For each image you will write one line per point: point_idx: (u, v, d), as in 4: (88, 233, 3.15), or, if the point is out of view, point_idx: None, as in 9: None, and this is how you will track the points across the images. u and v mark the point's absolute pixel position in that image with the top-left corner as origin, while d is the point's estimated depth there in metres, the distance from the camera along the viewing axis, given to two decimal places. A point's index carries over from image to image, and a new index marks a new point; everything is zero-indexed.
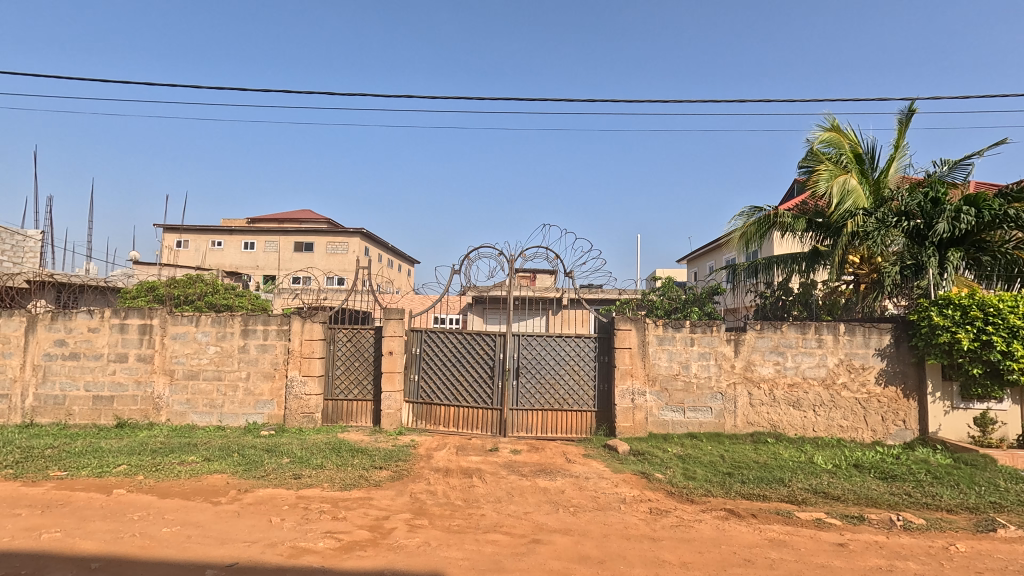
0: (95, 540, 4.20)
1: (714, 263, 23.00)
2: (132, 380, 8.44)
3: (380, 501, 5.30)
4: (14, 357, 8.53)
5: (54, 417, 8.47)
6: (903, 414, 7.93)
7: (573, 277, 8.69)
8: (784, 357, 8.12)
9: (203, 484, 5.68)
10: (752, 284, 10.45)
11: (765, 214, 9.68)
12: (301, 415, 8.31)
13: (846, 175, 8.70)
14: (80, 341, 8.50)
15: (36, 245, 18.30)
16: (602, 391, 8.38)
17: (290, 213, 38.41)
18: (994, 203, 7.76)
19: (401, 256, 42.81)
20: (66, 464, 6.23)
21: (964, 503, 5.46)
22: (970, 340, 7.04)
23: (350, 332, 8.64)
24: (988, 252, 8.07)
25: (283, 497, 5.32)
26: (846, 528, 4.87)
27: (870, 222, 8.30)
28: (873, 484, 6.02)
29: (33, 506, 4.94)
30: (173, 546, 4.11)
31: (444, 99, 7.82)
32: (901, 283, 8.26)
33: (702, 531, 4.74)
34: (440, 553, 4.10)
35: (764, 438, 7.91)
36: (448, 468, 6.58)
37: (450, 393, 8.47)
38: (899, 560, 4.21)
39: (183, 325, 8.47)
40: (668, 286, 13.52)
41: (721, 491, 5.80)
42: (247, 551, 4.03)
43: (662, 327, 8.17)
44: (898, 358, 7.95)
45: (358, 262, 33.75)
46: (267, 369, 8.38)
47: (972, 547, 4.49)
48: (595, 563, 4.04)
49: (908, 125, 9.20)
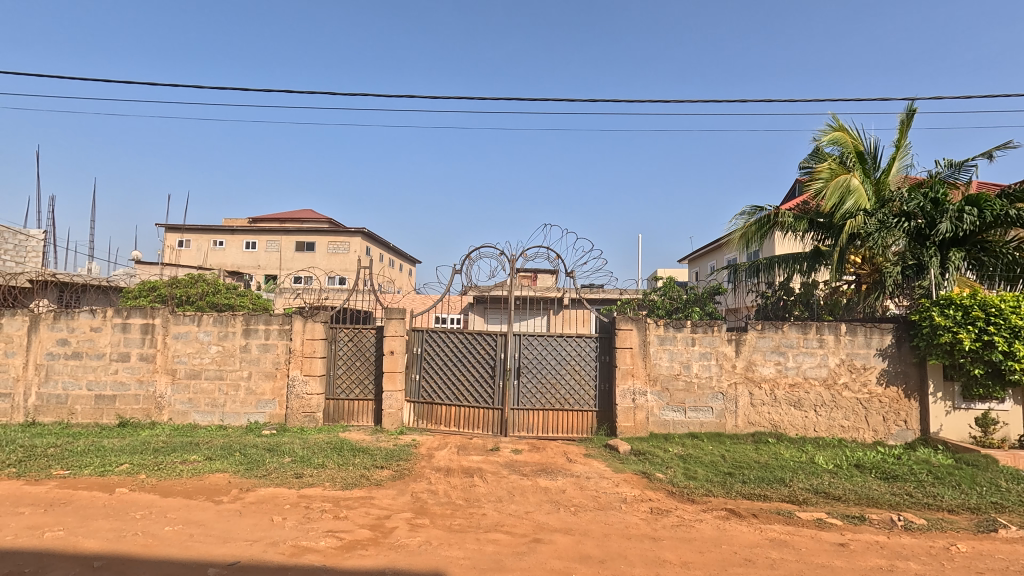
0: (98, 538, 4.22)
1: (715, 262, 22.98)
2: (135, 379, 8.46)
3: (381, 500, 5.31)
4: (17, 356, 8.56)
5: (57, 416, 8.49)
6: (905, 414, 7.92)
7: (575, 277, 8.68)
8: (785, 357, 8.12)
9: (205, 483, 5.69)
10: (753, 284, 10.45)
11: (765, 214, 9.67)
12: (303, 415, 8.33)
13: (846, 176, 8.65)
14: (82, 340, 8.52)
15: (39, 245, 18.35)
16: (603, 391, 8.39)
17: (292, 213, 38.42)
18: (995, 203, 7.69)
19: (402, 255, 42.83)
20: (69, 463, 6.25)
21: (966, 504, 5.46)
22: (972, 340, 7.03)
23: (351, 331, 8.65)
24: (990, 252, 8.07)
25: (285, 496, 5.34)
26: (847, 528, 4.87)
27: (871, 222, 8.32)
28: (875, 484, 6.02)
29: (37, 504, 4.96)
30: (175, 545, 4.13)
31: (446, 99, 7.75)
32: (903, 283, 8.26)
33: (702, 531, 4.74)
34: (441, 552, 4.11)
35: (765, 438, 7.91)
36: (449, 467, 6.59)
37: (451, 392, 8.48)
38: (900, 560, 4.21)
39: (185, 324, 8.49)
40: (669, 286, 13.52)
41: (722, 490, 5.80)
42: (249, 550, 4.04)
43: (663, 326, 8.17)
44: (900, 358, 7.95)
45: (359, 262, 33.78)
46: (269, 369, 8.40)
47: (974, 547, 4.48)
48: (596, 562, 4.04)
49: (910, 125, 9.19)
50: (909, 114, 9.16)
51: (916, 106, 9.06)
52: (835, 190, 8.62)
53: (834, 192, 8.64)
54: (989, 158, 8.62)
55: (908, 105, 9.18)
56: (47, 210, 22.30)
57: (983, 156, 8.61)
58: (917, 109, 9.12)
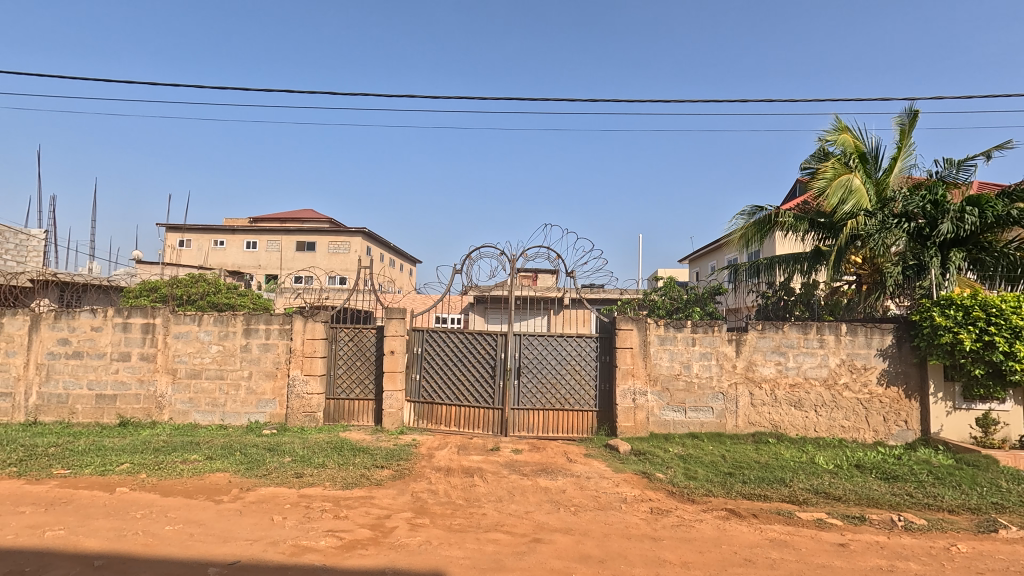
0: (98, 537, 4.23)
1: (716, 262, 22.98)
2: (135, 379, 8.47)
3: (381, 500, 5.31)
4: (18, 356, 8.57)
5: (58, 416, 8.50)
6: (906, 414, 7.92)
7: (576, 277, 8.71)
8: (786, 357, 8.12)
9: (205, 482, 5.70)
10: (754, 284, 10.44)
11: (765, 215, 9.63)
12: (303, 415, 8.33)
13: (848, 176, 8.63)
14: (83, 340, 8.53)
15: (40, 244, 18.37)
16: (603, 391, 8.39)
17: (292, 213, 38.42)
18: (997, 204, 7.67)
19: (403, 255, 42.85)
20: (69, 462, 6.26)
21: (966, 504, 5.46)
22: (972, 341, 7.03)
23: (351, 331, 8.65)
24: (990, 252, 8.06)
25: (285, 495, 5.34)
26: (847, 528, 4.87)
27: (871, 223, 8.34)
28: (875, 484, 6.02)
29: (38, 504, 4.97)
30: (176, 544, 4.13)
31: (447, 99, 7.75)
32: (903, 283, 8.27)
33: (702, 531, 4.74)
34: (440, 552, 4.11)
35: (765, 438, 7.90)
36: (450, 467, 6.60)
37: (451, 393, 8.48)
38: (900, 560, 4.22)
39: (186, 324, 8.50)
40: (670, 286, 13.53)
41: (722, 491, 5.80)
42: (249, 550, 4.04)
43: (663, 326, 8.17)
44: (900, 358, 7.95)
45: (359, 261, 33.79)
46: (269, 368, 8.41)
47: (974, 548, 4.48)
48: (596, 562, 4.05)
49: (912, 126, 9.18)
50: (911, 116, 9.16)
51: (918, 108, 9.06)
52: (836, 190, 8.61)
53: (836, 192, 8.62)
54: (988, 158, 8.60)
55: (909, 106, 9.18)
56: (48, 210, 22.30)
57: (983, 155, 8.59)
58: (918, 111, 9.12)
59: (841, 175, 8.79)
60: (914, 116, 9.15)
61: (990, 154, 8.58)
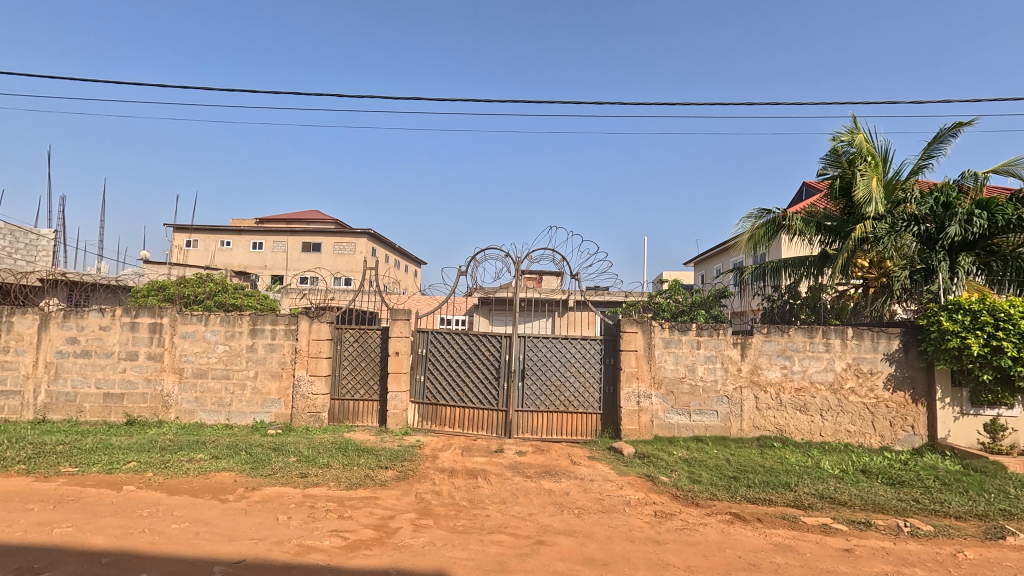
0: (105, 535, 4.26)
1: (722, 266, 22.88)
2: (142, 378, 8.53)
3: (385, 501, 5.33)
4: (27, 354, 8.65)
5: (66, 414, 8.58)
6: (913, 419, 7.86)
7: (579, 280, 8.76)
8: (791, 360, 8.09)
9: (211, 481, 5.73)
10: (759, 288, 10.27)
11: (773, 218, 9.50)
12: (308, 415, 8.38)
13: (872, 176, 8.35)
14: (91, 339, 8.61)
15: (48, 243, 18.67)
16: (608, 393, 8.34)
17: (298, 215, 38.65)
18: (1006, 207, 7.75)
19: (407, 257, 42.92)
20: (77, 460, 6.30)
21: (974, 510, 5.41)
22: (980, 346, 6.98)
23: (357, 332, 8.70)
24: (998, 256, 8.11)
25: (290, 495, 5.36)
26: (852, 534, 4.84)
27: (880, 226, 8.25)
28: (881, 489, 5.96)
29: (46, 501, 5.01)
30: (182, 542, 4.16)
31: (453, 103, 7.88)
32: (911, 287, 8.20)
33: (707, 534, 4.73)
34: (445, 552, 4.13)
35: (771, 441, 7.90)
36: (454, 469, 6.60)
37: (455, 393, 8.49)
38: (907, 567, 4.19)
39: (193, 324, 8.55)
40: (675, 289, 13.31)
41: (726, 494, 5.78)
42: (255, 549, 4.07)
43: (668, 329, 8.15)
44: (907, 362, 7.90)
45: (365, 263, 33.87)
46: (274, 368, 8.45)
47: (982, 555, 4.44)
48: (600, 565, 4.05)
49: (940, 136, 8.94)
50: (946, 128, 8.83)
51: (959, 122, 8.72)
52: (871, 190, 8.27)
53: (862, 189, 8.33)
54: (1010, 176, 8.52)
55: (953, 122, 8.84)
56: None
57: (1003, 170, 8.54)
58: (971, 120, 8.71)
59: (861, 180, 8.42)
60: (954, 127, 8.78)
61: (1009, 171, 8.52)
